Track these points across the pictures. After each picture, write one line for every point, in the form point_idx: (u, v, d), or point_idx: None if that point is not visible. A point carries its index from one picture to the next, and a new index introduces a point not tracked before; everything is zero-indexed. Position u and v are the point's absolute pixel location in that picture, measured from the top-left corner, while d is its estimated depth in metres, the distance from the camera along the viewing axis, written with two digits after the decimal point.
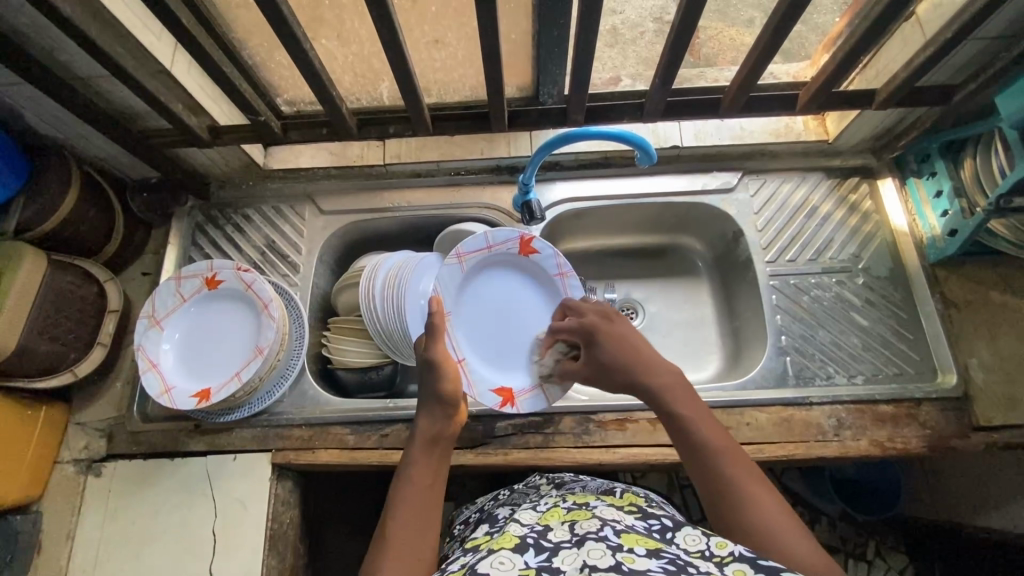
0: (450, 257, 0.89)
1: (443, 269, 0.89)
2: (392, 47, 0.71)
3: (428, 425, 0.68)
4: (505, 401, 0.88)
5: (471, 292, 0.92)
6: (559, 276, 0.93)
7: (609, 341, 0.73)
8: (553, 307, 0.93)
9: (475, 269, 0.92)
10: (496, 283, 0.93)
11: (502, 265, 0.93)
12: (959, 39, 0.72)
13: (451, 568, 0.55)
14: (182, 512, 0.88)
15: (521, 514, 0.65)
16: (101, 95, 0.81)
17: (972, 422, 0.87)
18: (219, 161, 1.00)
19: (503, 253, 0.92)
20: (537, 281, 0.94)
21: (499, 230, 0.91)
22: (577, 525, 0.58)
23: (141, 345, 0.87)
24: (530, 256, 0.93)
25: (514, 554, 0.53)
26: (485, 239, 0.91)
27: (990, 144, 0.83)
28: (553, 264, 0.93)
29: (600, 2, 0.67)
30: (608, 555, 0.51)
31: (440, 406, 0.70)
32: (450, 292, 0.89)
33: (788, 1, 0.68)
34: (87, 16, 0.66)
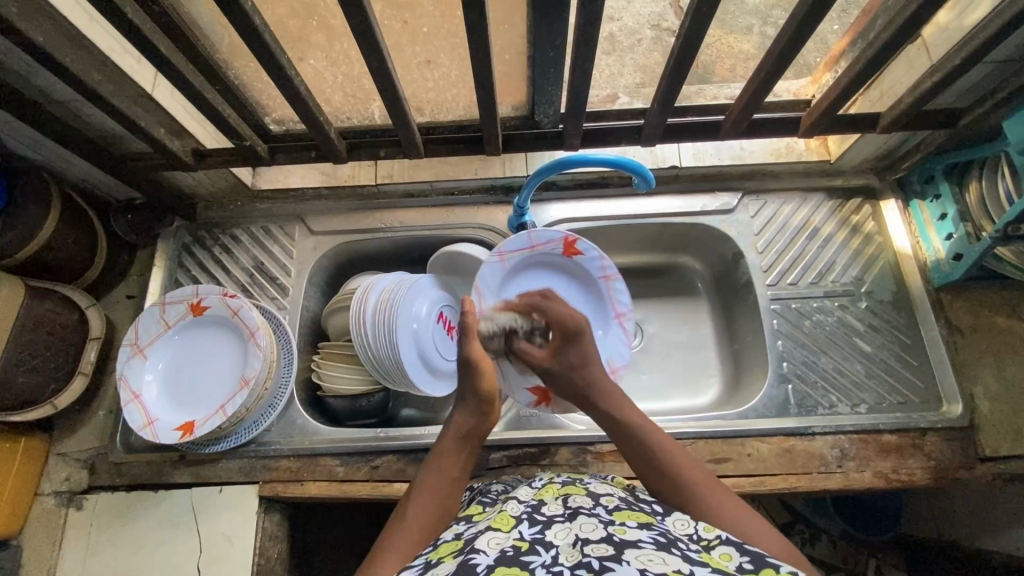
0: (492, 256, 0.90)
1: (485, 266, 0.91)
2: (380, 74, 0.69)
3: (462, 422, 0.75)
4: (540, 400, 0.89)
5: (511, 289, 0.93)
6: (602, 278, 0.95)
7: (582, 343, 0.77)
8: (598, 310, 0.95)
9: (518, 268, 0.93)
10: (537, 283, 0.94)
11: (546, 266, 0.94)
12: (967, 66, 0.69)
13: (447, 541, 0.59)
14: (166, 547, 0.85)
15: (518, 491, 0.67)
16: (82, 119, 0.78)
17: (977, 453, 0.85)
18: (205, 183, 0.97)
19: (547, 254, 0.93)
20: (581, 282, 0.96)
21: (543, 230, 0.91)
22: (570, 499, 0.61)
23: (123, 375, 0.84)
24: (575, 257, 0.93)
25: (508, 528, 0.56)
26: (529, 240, 0.92)
27: (995, 168, 0.81)
28: (598, 266, 0.94)
29: (596, 28, 0.65)
30: (600, 528, 0.53)
31: (476, 405, 0.76)
32: (488, 288, 0.92)
33: (793, 27, 0.66)
34: (64, 43, 0.64)
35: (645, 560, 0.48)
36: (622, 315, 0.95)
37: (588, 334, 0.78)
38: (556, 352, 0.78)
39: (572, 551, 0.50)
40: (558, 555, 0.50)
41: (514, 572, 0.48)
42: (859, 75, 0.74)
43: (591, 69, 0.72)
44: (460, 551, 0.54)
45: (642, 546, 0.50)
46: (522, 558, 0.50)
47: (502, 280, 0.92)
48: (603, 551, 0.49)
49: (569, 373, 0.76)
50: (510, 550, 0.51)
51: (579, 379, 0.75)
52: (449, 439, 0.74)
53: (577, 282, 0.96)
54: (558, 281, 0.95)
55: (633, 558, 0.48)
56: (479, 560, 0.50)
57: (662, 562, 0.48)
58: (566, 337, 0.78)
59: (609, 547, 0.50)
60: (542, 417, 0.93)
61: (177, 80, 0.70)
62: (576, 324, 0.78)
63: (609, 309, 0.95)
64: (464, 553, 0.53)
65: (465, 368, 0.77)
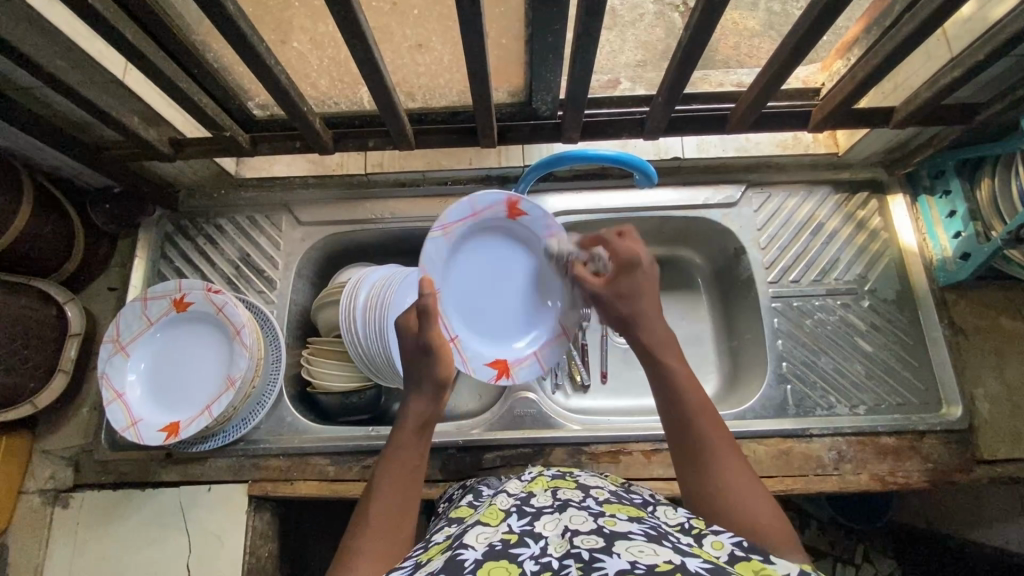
0: (433, 230, 0.72)
1: (428, 245, 0.72)
2: (367, 63, 0.65)
3: (418, 411, 0.65)
4: (500, 372, 0.81)
5: (454, 264, 0.77)
6: (548, 238, 0.80)
7: (639, 277, 0.70)
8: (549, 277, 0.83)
9: (459, 240, 0.77)
10: (484, 252, 0.79)
11: (490, 233, 0.79)
12: (990, 62, 0.66)
13: (436, 539, 0.56)
14: (153, 546, 0.84)
15: (505, 485, 0.64)
16: (50, 106, 0.73)
17: (975, 455, 0.84)
18: (186, 171, 0.93)
19: (489, 221, 0.79)
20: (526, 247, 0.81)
21: (485, 192, 0.75)
22: (560, 491, 0.58)
23: (105, 373, 0.82)
24: (520, 218, 0.79)
25: (497, 521, 0.53)
26: (471, 203, 0.75)
27: (1010, 164, 0.78)
28: (544, 226, 0.80)
29: (600, 17, 0.61)
30: (589, 520, 0.51)
31: (432, 392, 0.66)
32: (432, 269, 0.74)
33: (811, 18, 0.62)
34: (23, 27, 0.59)
35: (635, 552, 0.45)
36: None
37: (648, 270, 0.71)
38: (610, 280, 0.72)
39: (560, 542, 0.48)
40: (547, 546, 0.48)
41: (503, 567, 0.46)
42: (877, 66, 0.70)
43: (592, 58, 0.68)
44: (448, 547, 0.51)
45: (632, 538, 0.47)
46: (510, 551, 0.48)
47: (446, 256, 0.76)
48: (593, 543, 0.47)
49: (617, 299, 0.70)
50: (498, 544, 0.49)
51: (623, 309, 0.70)
52: (406, 430, 0.64)
53: (528, 250, 0.82)
54: (504, 249, 0.80)
55: (623, 550, 0.45)
56: (467, 554, 0.47)
57: (653, 553, 0.45)
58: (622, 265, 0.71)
59: (599, 538, 0.47)
60: (537, 416, 0.89)
61: (149, 70, 0.65)
62: (637, 257, 0.70)
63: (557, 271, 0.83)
64: (451, 549, 0.50)
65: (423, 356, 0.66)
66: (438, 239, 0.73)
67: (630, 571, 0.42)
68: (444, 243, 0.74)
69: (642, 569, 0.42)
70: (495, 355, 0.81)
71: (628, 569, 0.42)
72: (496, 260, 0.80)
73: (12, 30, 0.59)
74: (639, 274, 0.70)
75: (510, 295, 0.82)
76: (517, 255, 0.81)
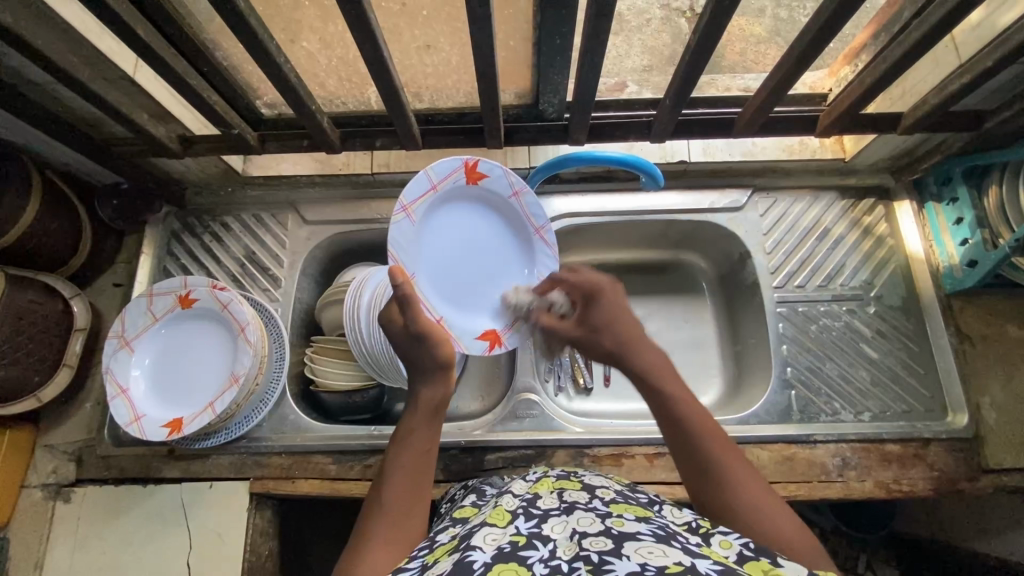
0: (396, 212, 0.72)
1: (395, 229, 0.72)
2: (376, 63, 0.65)
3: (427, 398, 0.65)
4: (493, 343, 0.81)
5: (424, 243, 0.77)
6: (513, 197, 0.82)
7: (606, 304, 0.70)
8: (519, 236, 0.84)
9: (425, 218, 0.77)
10: (451, 224, 0.80)
11: (452, 204, 0.80)
12: (998, 69, 0.66)
13: (442, 539, 0.55)
14: (153, 543, 0.84)
15: (511, 486, 0.63)
16: (60, 102, 0.74)
17: (981, 464, 0.84)
18: (194, 169, 0.93)
19: (449, 192, 0.79)
20: (490, 211, 0.82)
21: (439, 162, 0.76)
22: (566, 493, 0.57)
23: (109, 368, 0.82)
24: (479, 183, 0.80)
25: (504, 523, 0.52)
26: (428, 178, 0.75)
27: (1018, 172, 0.77)
28: (506, 184, 0.81)
29: (609, 21, 0.61)
30: (597, 522, 0.51)
31: (440, 376, 0.65)
32: (403, 252, 0.73)
33: (821, 23, 0.62)
34: (35, 22, 0.60)
35: (645, 553, 0.45)
36: (542, 229, 0.84)
37: (612, 293, 0.71)
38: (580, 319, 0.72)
39: (569, 544, 0.48)
40: (556, 548, 0.48)
41: (512, 569, 0.46)
42: (885, 72, 0.70)
43: (600, 60, 0.68)
44: (456, 549, 0.50)
45: (641, 539, 0.47)
46: (519, 553, 0.48)
47: (415, 237, 0.76)
48: (601, 545, 0.47)
49: (598, 336, 0.69)
50: (507, 546, 0.48)
51: (606, 340, 0.69)
52: (417, 417, 0.63)
53: (490, 217, 0.82)
54: (469, 217, 0.81)
55: (632, 552, 0.45)
56: (475, 556, 0.47)
57: (663, 554, 0.45)
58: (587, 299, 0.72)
59: (607, 540, 0.47)
60: (540, 418, 0.89)
61: (159, 67, 0.66)
62: (596, 287, 0.71)
63: (528, 228, 0.84)
64: (459, 550, 0.50)
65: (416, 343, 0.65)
66: (403, 219, 0.73)
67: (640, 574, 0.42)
68: (409, 221, 0.74)
69: (651, 570, 0.42)
70: (483, 325, 0.82)
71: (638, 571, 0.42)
72: (464, 229, 0.81)
73: (24, 25, 0.60)
74: (604, 300, 0.71)
75: (484, 264, 0.82)
76: (482, 220, 0.82)
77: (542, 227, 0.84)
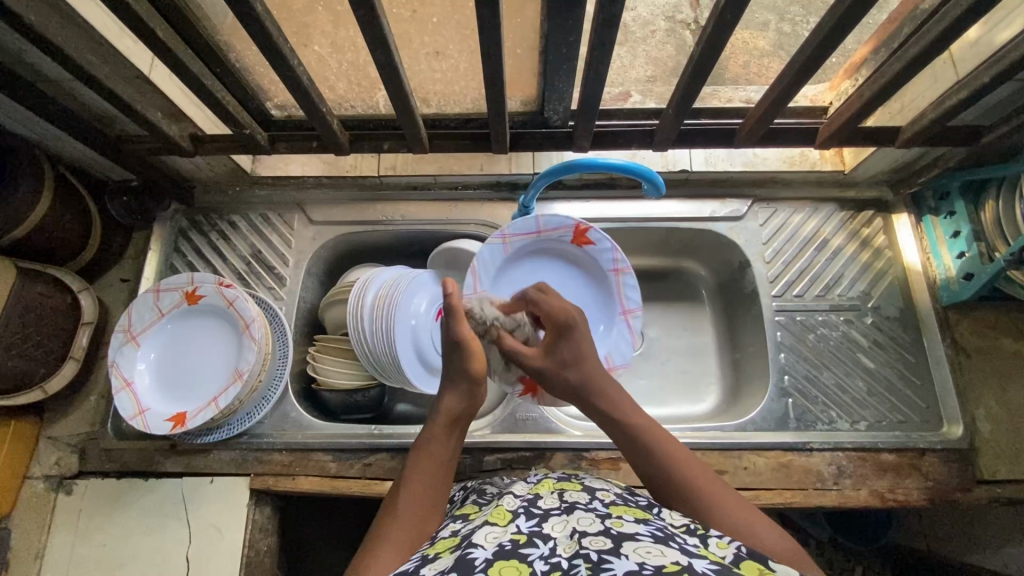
0: (496, 236, 0.90)
1: (487, 247, 0.90)
2: (387, 67, 0.67)
3: (449, 407, 0.69)
4: (526, 390, 0.87)
5: (511, 273, 0.93)
6: (612, 271, 0.93)
7: (576, 338, 0.74)
8: (602, 306, 0.95)
9: (520, 252, 0.92)
10: (540, 271, 0.94)
11: (550, 253, 0.94)
12: (995, 85, 0.68)
13: (443, 538, 0.56)
14: (154, 536, 0.84)
15: (512, 488, 0.64)
16: (76, 98, 0.76)
17: (976, 476, 0.84)
18: (204, 167, 0.95)
19: (554, 242, 0.93)
20: (585, 272, 0.94)
21: (552, 216, 0.90)
22: (566, 494, 0.58)
23: (115, 362, 0.83)
24: (583, 247, 0.92)
25: (506, 521, 0.53)
26: (536, 224, 0.91)
27: (1014, 187, 0.79)
28: (609, 258, 0.92)
29: (614, 32, 0.63)
30: (597, 522, 0.51)
31: (466, 387, 0.70)
32: (490, 271, 0.91)
33: (820, 40, 0.64)
34: (56, 20, 0.62)
35: (643, 552, 0.45)
36: (630, 312, 0.94)
37: (583, 328, 0.75)
38: (550, 347, 0.75)
39: (569, 542, 0.49)
40: (556, 546, 0.49)
41: (512, 566, 0.46)
42: (885, 86, 0.72)
43: (605, 70, 0.70)
44: (458, 546, 0.51)
45: (640, 539, 0.48)
46: (520, 551, 0.48)
47: (503, 262, 0.92)
48: (601, 543, 0.48)
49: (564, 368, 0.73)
50: (507, 544, 0.49)
51: (571, 377, 0.72)
52: (438, 425, 0.68)
53: (585, 273, 0.94)
54: (563, 274, 0.94)
55: (631, 551, 0.46)
56: (476, 553, 0.48)
57: (660, 554, 0.45)
58: (558, 331, 0.75)
59: (607, 539, 0.48)
60: (539, 421, 0.90)
61: (175, 65, 0.67)
62: (570, 317, 0.75)
63: (615, 303, 0.94)
64: (460, 547, 0.51)
65: (452, 351, 0.70)
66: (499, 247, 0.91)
67: (638, 572, 0.43)
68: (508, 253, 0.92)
69: (649, 569, 0.43)
70: None
71: (636, 569, 0.43)
72: (553, 281, 0.94)
73: (46, 23, 0.62)
74: (577, 332, 0.74)
75: None
76: (574, 279, 0.94)
77: (631, 310, 0.94)
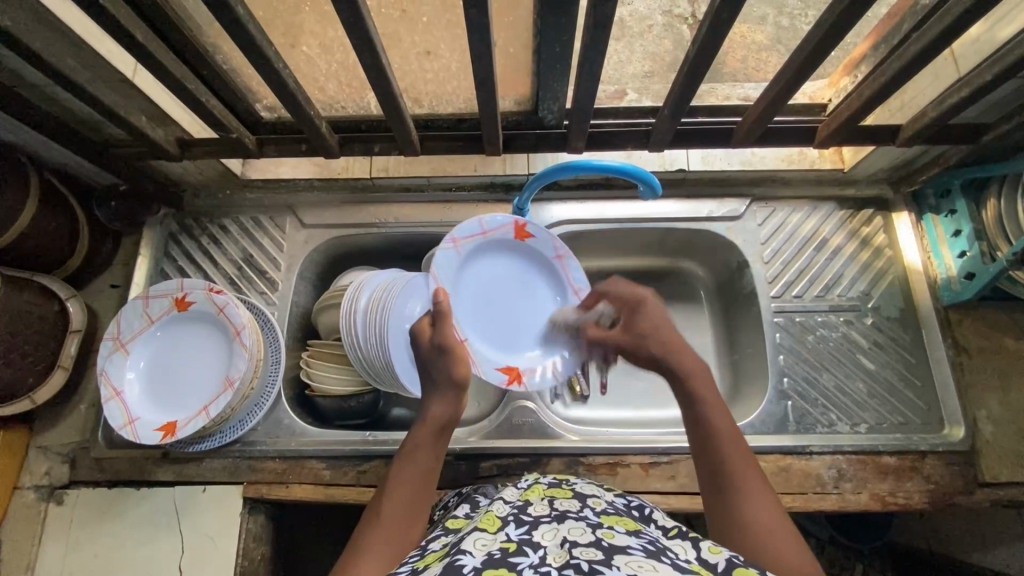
0: (444, 243, 0.84)
1: (439, 254, 0.84)
2: (374, 69, 0.65)
3: (437, 414, 0.68)
4: (511, 378, 0.85)
5: (467, 275, 0.87)
6: (556, 258, 0.91)
7: (651, 311, 0.71)
8: (556, 291, 0.91)
9: (471, 253, 0.87)
10: (493, 268, 0.89)
11: (498, 249, 0.89)
12: (997, 83, 0.66)
13: (433, 546, 0.54)
14: (145, 546, 0.83)
15: (502, 492, 0.63)
16: (59, 104, 0.74)
17: (977, 478, 0.83)
18: (193, 171, 0.93)
19: (499, 240, 0.89)
20: (534, 266, 0.91)
21: (494, 215, 0.87)
22: (557, 501, 0.57)
23: (104, 371, 0.82)
24: (526, 241, 0.90)
25: (494, 529, 0.52)
26: (480, 224, 0.87)
27: (1016, 185, 0.78)
28: (551, 246, 0.90)
29: (607, 33, 0.62)
30: (588, 532, 0.50)
31: (453, 395, 0.69)
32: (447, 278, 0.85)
33: (818, 37, 0.62)
34: (34, 24, 0.60)
35: (634, 567, 0.44)
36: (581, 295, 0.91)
37: (656, 304, 0.72)
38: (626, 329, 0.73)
39: (560, 553, 0.47)
40: (547, 556, 0.47)
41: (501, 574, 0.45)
42: (886, 84, 0.70)
43: (599, 70, 0.68)
44: (446, 554, 0.50)
45: (632, 553, 0.47)
46: (510, 559, 0.47)
47: (458, 267, 0.86)
48: (592, 555, 0.46)
49: (643, 341, 0.70)
50: (497, 552, 0.48)
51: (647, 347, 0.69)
52: (424, 431, 0.66)
53: (532, 264, 0.91)
54: (512, 265, 0.90)
55: (623, 564, 0.45)
56: (465, 560, 0.46)
57: (653, 569, 0.44)
58: (631, 308, 0.73)
59: (598, 550, 0.47)
60: (536, 425, 0.88)
61: (156, 69, 0.66)
62: (639, 297, 0.73)
63: (567, 288, 0.91)
64: (449, 554, 0.49)
65: (443, 355, 0.70)
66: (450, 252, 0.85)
67: None
68: (463, 257, 0.86)
69: None
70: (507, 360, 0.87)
71: None
72: (505, 275, 0.90)
73: (23, 28, 0.60)
74: (646, 308, 0.72)
75: (522, 310, 0.90)
76: (523, 271, 0.90)
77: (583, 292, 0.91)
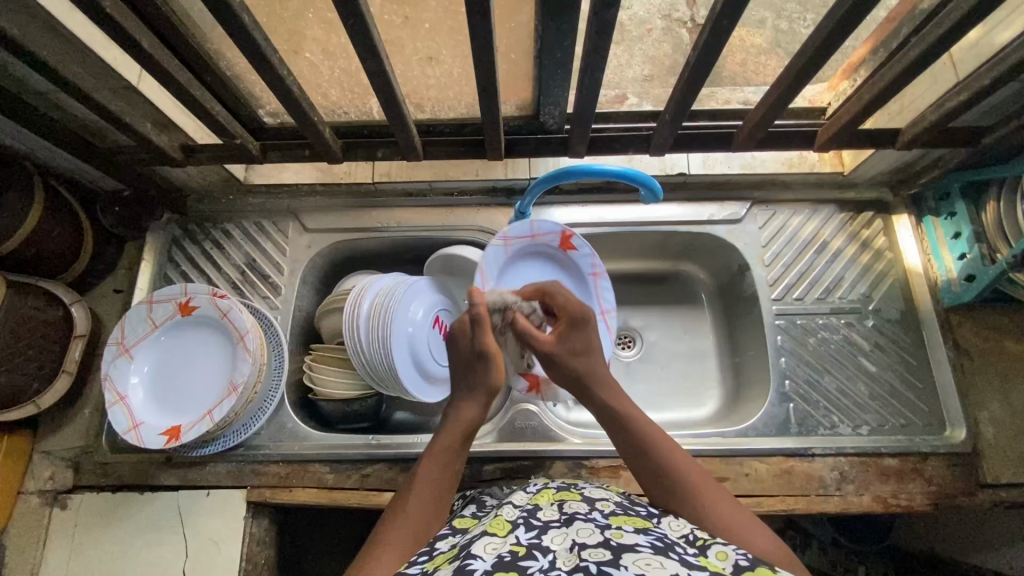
0: (495, 239, 0.86)
1: (490, 248, 0.86)
2: (378, 75, 0.66)
3: (468, 416, 0.69)
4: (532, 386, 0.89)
5: (509, 276, 0.88)
6: (592, 275, 0.91)
7: (589, 330, 0.76)
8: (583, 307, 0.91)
9: (516, 254, 0.89)
10: (532, 275, 0.90)
11: (541, 257, 0.91)
12: (995, 87, 0.67)
13: (442, 548, 0.55)
14: (149, 551, 0.83)
15: (511, 496, 0.63)
16: (65, 110, 0.75)
17: (979, 479, 0.83)
18: (197, 176, 0.94)
19: (543, 245, 0.90)
20: (570, 280, 0.92)
21: (545, 220, 0.88)
22: (566, 505, 0.57)
23: (108, 375, 0.82)
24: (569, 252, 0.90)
25: (504, 533, 0.52)
26: (531, 227, 0.88)
27: (1016, 189, 0.77)
28: (588, 263, 0.90)
29: (609, 39, 0.62)
30: (597, 533, 0.50)
31: (485, 398, 0.70)
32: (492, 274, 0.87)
33: (817, 43, 0.63)
34: (41, 33, 0.61)
35: (642, 564, 0.44)
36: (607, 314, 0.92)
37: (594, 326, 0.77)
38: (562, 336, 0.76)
39: (569, 555, 0.48)
40: (556, 559, 0.48)
41: None
42: (885, 88, 0.71)
43: (600, 76, 0.69)
44: (456, 557, 0.50)
45: (640, 550, 0.47)
46: (519, 562, 0.47)
47: (501, 266, 0.88)
48: (600, 555, 0.46)
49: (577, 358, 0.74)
50: (507, 555, 0.48)
51: (579, 365, 0.73)
52: (454, 432, 0.68)
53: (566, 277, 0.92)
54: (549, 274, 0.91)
55: (631, 563, 0.45)
56: (475, 563, 0.47)
57: (660, 565, 0.44)
58: (572, 322, 0.77)
59: (606, 550, 0.47)
60: (538, 428, 0.89)
61: (162, 77, 0.66)
62: (583, 313, 0.77)
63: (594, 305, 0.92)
64: (459, 558, 0.49)
65: (480, 360, 0.70)
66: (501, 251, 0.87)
67: None
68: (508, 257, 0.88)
69: None
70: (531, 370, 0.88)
71: None
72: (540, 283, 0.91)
73: (31, 36, 0.61)
74: (589, 327, 0.77)
75: None
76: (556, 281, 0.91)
77: (608, 310, 0.92)
